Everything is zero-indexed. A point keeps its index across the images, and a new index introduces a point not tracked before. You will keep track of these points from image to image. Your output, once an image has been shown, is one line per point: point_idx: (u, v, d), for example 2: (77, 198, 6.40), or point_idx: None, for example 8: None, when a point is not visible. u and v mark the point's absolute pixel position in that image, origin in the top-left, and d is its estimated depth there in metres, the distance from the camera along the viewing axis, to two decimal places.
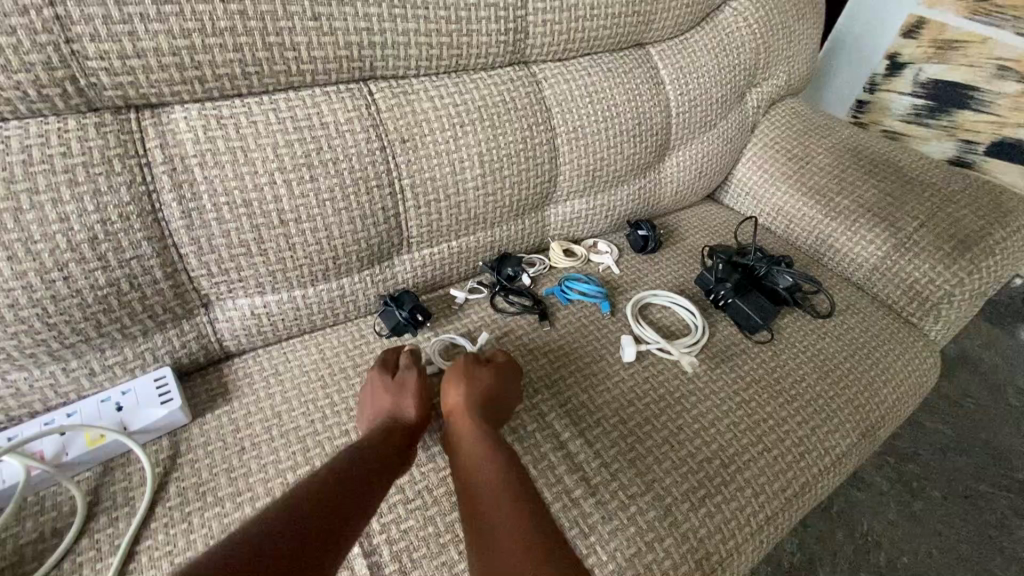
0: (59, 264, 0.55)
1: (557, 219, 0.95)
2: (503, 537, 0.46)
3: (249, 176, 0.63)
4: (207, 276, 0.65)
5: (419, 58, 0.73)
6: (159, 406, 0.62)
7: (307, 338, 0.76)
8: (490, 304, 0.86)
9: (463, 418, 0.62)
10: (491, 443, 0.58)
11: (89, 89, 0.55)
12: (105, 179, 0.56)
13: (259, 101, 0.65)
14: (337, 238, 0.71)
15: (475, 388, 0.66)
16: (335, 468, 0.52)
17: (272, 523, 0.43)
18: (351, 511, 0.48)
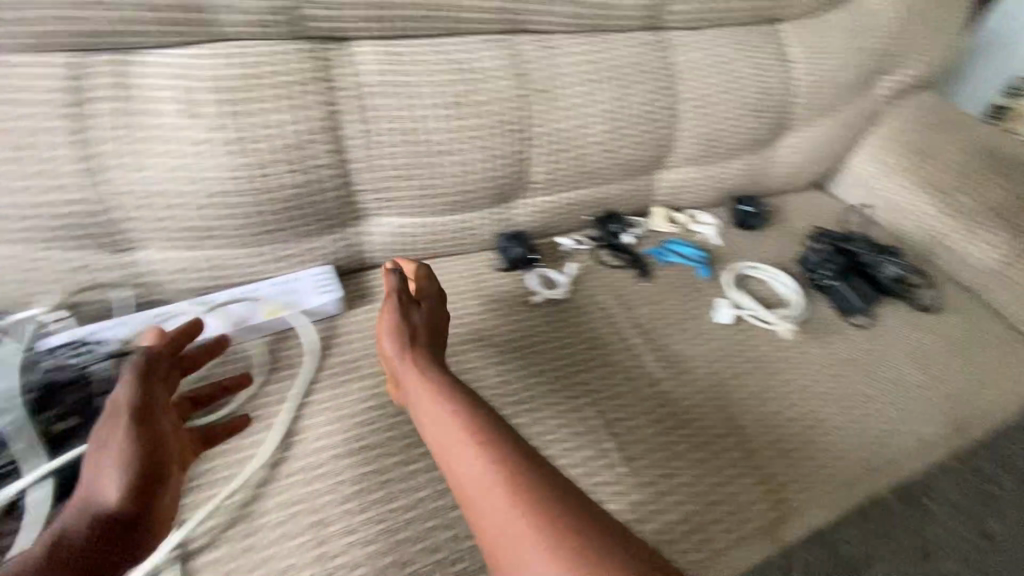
0: (266, 164, 0.66)
1: (663, 184, 0.98)
2: (501, 512, 0.42)
3: (414, 109, 0.73)
4: (367, 193, 0.75)
5: (567, 15, 0.78)
6: (323, 295, 0.74)
7: (433, 261, 0.86)
8: (594, 257, 0.91)
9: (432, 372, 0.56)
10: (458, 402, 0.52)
11: (301, 20, 0.65)
12: (306, 97, 0.67)
13: (428, 42, 0.73)
14: (475, 174, 0.79)
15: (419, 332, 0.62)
16: (123, 454, 0.47)
17: (50, 546, 0.42)
18: (123, 532, 0.45)
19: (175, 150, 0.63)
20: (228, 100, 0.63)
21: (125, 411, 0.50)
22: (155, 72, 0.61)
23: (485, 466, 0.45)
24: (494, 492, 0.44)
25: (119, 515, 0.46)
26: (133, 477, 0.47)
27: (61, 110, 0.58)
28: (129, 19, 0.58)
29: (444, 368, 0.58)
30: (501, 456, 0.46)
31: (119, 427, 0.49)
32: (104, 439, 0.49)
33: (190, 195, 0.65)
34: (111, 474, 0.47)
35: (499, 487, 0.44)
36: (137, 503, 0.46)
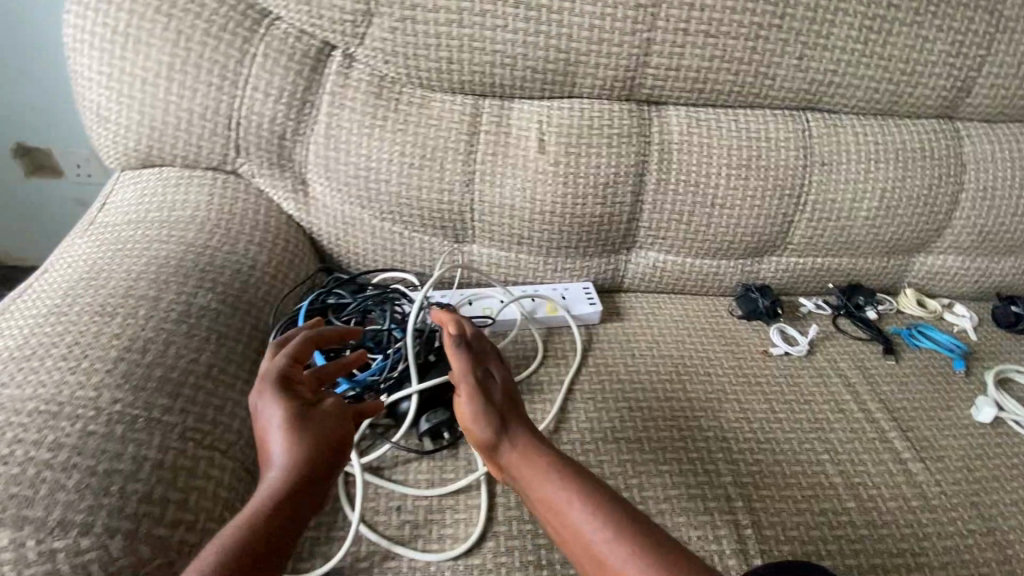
0: (583, 194, 0.83)
1: (918, 267, 0.98)
2: (592, 546, 0.51)
3: (705, 165, 0.84)
4: (644, 228, 0.88)
5: (861, 100, 0.85)
6: (588, 305, 0.88)
7: (676, 296, 0.96)
8: (834, 323, 0.94)
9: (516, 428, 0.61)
10: (530, 450, 0.59)
11: (636, 87, 0.81)
12: (625, 146, 0.82)
13: (727, 111, 0.85)
14: (741, 227, 0.88)
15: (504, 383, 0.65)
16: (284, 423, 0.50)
17: (268, 496, 0.46)
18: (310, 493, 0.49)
19: (524, 174, 0.81)
20: (569, 141, 0.81)
21: (281, 395, 0.52)
22: (525, 116, 0.81)
23: (568, 503, 0.54)
24: (586, 529, 0.52)
25: (306, 479, 0.48)
26: (314, 441, 0.50)
27: (460, 136, 0.80)
28: (522, 76, 0.79)
29: (545, 442, 0.60)
30: (566, 495, 0.54)
31: (290, 404, 0.52)
32: (269, 417, 0.51)
33: (523, 209, 0.83)
34: (276, 459, 0.48)
35: (584, 524, 0.52)
36: (325, 471, 0.50)
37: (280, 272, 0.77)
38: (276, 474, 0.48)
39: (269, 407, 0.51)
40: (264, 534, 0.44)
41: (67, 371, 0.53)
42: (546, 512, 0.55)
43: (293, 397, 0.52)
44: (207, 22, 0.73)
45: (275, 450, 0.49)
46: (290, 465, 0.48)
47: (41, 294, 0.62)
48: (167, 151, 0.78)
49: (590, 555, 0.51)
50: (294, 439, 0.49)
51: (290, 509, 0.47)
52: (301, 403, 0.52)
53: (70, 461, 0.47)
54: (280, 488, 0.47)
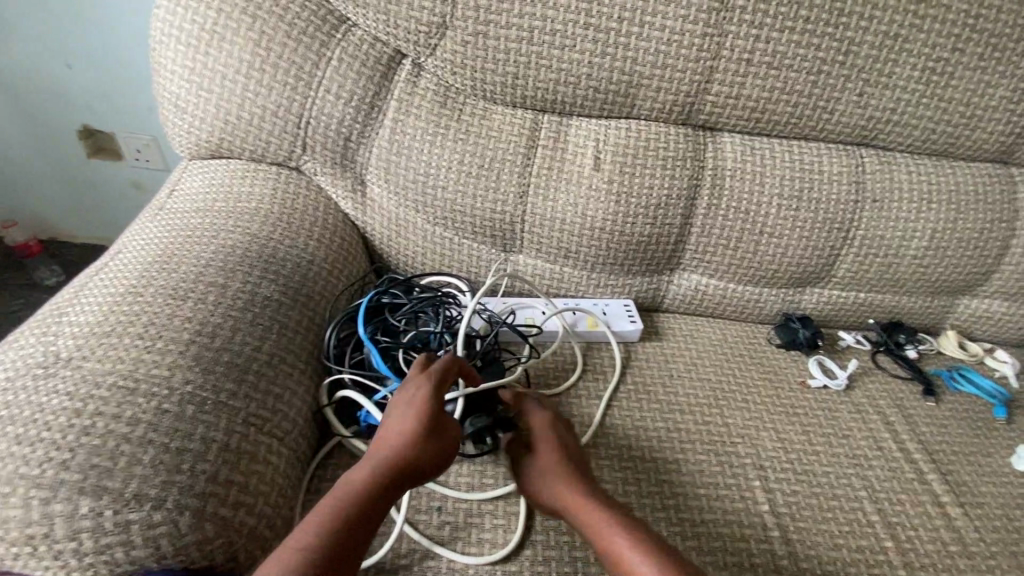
0: (634, 213, 0.84)
1: (962, 309, 0.98)
2: (621, 546, 0.52)
3: (757, 194, 0.85)
4: (691, 251, 0.89)
5: (916, 139, 0.86)
6: (629, 323, 0.88)
7: (714, 320, 0.96)
8: (872, 359, 0.93)
9: (546, 447, 0.63)
10: (563, 466, 0.60)
11: (695, 112, 0.83)
12: (679, 168, 0.83)
13: (780, 142, 0.87)
14: (787, 256, 0.89)
15: (549, 412, 0.67)
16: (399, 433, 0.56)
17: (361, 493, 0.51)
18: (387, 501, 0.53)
19: (578, 190, 0.83)
20: (624, 160, 0.82)
21: (412, 409, 0.58)
22: (582, 134, 0.83)
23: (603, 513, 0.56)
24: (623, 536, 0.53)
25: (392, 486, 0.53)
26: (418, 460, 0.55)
27: (518, 148, 0.82)
28: (584, 95, 0.80)
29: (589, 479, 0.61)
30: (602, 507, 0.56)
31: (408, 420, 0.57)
32: (395, 426, 0.57)
33: (573, 223, 0.84)
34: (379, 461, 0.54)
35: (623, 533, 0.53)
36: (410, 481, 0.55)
37: (336, 269, 0.79)
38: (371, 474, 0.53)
39: (400, 416, 0.58)
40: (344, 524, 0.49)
41: (144, 349, 0.55)
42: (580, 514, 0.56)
43: (417, 413, 0.57)
44: (288, 25, 0.76)
45: (386, 453, 0.55)
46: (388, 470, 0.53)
47: (117, 274, 0.65)
48: (237, 144, 0.81)
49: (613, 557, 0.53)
50: (408, 452, 0.55)
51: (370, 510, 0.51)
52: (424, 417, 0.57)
53: (146, 436, 0.49)
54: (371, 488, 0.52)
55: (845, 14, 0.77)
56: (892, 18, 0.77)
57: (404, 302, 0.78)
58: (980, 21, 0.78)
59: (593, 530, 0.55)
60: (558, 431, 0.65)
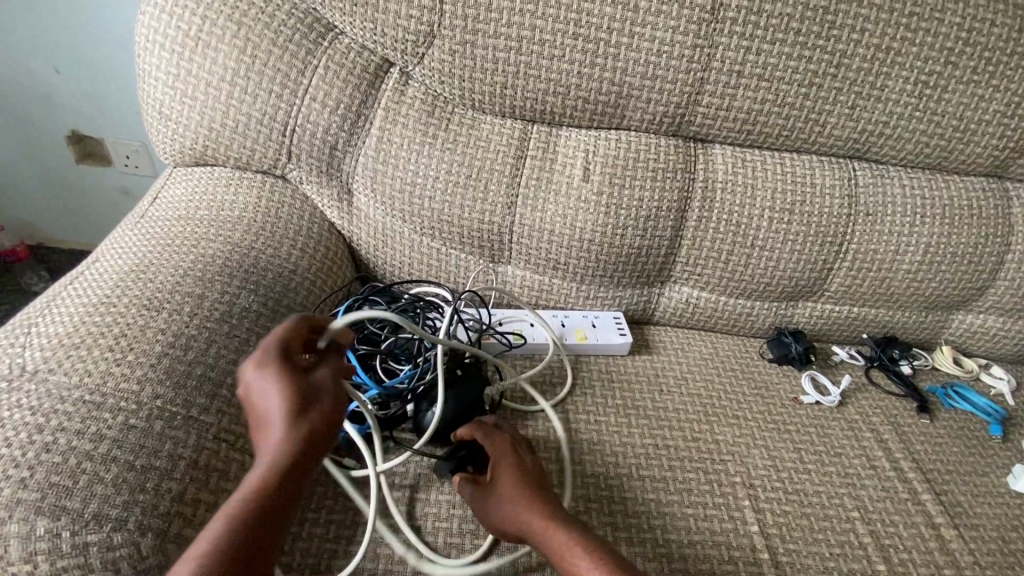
0: (624, 225, 0.82)
1: (956, 325, 0.96)
2: (581, 568, 0.50)
3: (749, 207, 0.84)
4: (682, 264, 0.88)
5: (910, 152, 0.85)
6: (618, 336, 0.87)
7: (704, 334, 0.95)
8: (866, 374, 0.92)
9: (504, 472, 0.60)
10: (523, 490, 0.58)
11: (686, 124, 0.82)
12: (669, 180, 0.82)
13: (771, 154, 0.86)
14: (779, 270, 0.88)
15: (508, 436, 0.64)
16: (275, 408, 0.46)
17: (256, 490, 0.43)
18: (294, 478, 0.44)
19: (567, 201, 0.81)
20: (614, 171, 0.81)
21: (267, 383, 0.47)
22: (572, 145, 0.82)
23: (566, 531, 0.54)
24: (582, 555, 0.51)
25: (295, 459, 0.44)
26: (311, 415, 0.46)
27: (507, 159, 0.81)
28: (574, 106, 0.80)
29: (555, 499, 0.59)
30: (570, 527, 0.54)
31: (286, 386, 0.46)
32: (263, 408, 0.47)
33: (562, 234, 0.83)
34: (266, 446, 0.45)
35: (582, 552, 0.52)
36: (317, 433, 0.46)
37: (319, 279, 0.78)
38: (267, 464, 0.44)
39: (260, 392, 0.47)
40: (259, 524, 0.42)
41: (114, 362, 0.54)
42: (541, 537, 0.55)
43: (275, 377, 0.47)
44: (274, 32, 0.75)
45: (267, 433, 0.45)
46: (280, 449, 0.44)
47: (91, 283, 0.64)
48: (221, 151, 0.80)
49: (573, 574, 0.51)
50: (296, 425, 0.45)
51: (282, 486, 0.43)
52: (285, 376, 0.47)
53: (110, 453, 0.47)
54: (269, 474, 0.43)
55: (837, 26, 0.76)
56: (884, 31, 0.77)
57: (384, 309, 0.76)
58: (973, 34, 0.78)
59: (554, 550, 0.53)
60: (516, 454, 0.62)
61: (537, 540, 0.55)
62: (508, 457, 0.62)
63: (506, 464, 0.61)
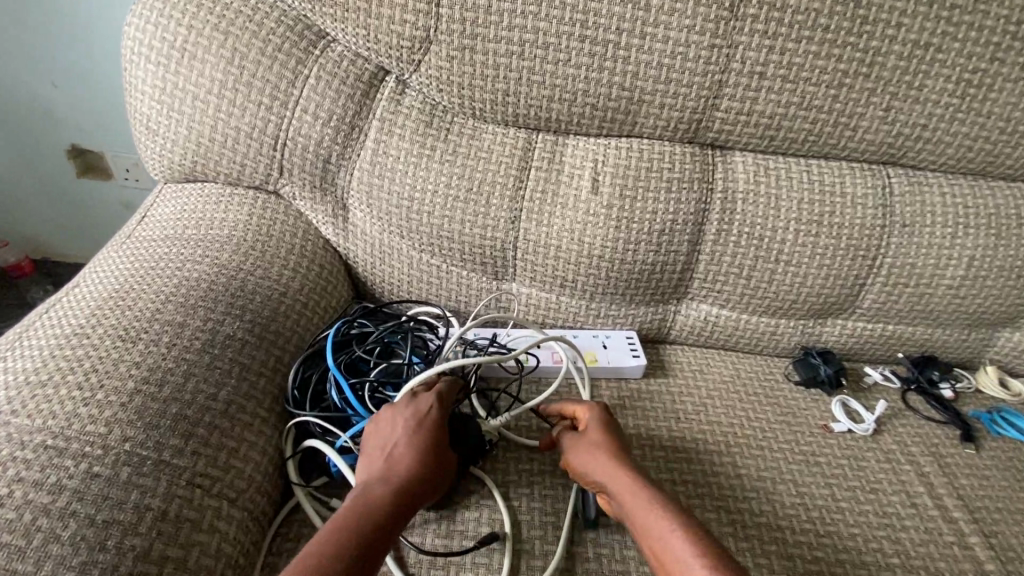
0: (636, 240, 0.77)
1: (1002, 343, 0.89)
2: (665, 549, 0.50)
3: (772, 219, 0.78)
4: (700, 280, 0.81)
5: (951, 157, 0.78)
6: (632, 358, 0.81)
7: (724, 354, 0.88)
8: (903, 399, 0.84)
9: (604, 447, 0.62)
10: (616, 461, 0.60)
11: (703, 131, 0.76)
12: (685, 192, 0.76)
13: (797, 161, 0.79)
14: (806, 286, 0.81)
15: (600, 420, 0.66)
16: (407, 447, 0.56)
17: (375, 506, 0.50)
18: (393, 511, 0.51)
19: (574, 215, 0.76)
20: (625, 182, 0.76)
21: (412, 431, 0.57)
22: (580, 154, 0.77)
23: (650, 513, 0.54)
24: (677, 540, 0.50)
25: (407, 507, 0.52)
26: (428, 473, 0.55)
27: (510, 171, 0.76)
28: (581, 113, 0.74)
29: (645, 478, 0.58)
30: (653, 505, 0.54)
31: (422, 441, 0.57)
32: (388, 447, 0.56)
33: (569, 250, 0.77)
34: (384, 478, 0.53)
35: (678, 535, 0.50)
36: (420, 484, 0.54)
37: (311, 301, 0.73)
38: (384, 495, 0.51)
39: (401, 438, 0.57)
40: (376, 528, 0.49)
41: (81, 403, 0.50)
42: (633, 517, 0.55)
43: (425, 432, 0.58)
44: (262, 41, 0.71)
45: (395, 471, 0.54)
46: (397, 486, 0.53)
47: (68, 313, 0.60)
48: (211, 167, 0.77)
49: (663, 557, 0.50)
50: (415, 470, 0.55)
51: (387, 524, 0.49)
52: (430, 432, 0.58)
53: (68, 508, 0.44)
54: (382, 511, 0.50)
55: (869, 21, 0.69)
56: (923, 25, 0.70)
57: (371, 331, 0.71)
58: None
59: (641, 531, 0.53)
60: (611, 430, 0.65)
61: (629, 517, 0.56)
62: (602, 437, 0.63)
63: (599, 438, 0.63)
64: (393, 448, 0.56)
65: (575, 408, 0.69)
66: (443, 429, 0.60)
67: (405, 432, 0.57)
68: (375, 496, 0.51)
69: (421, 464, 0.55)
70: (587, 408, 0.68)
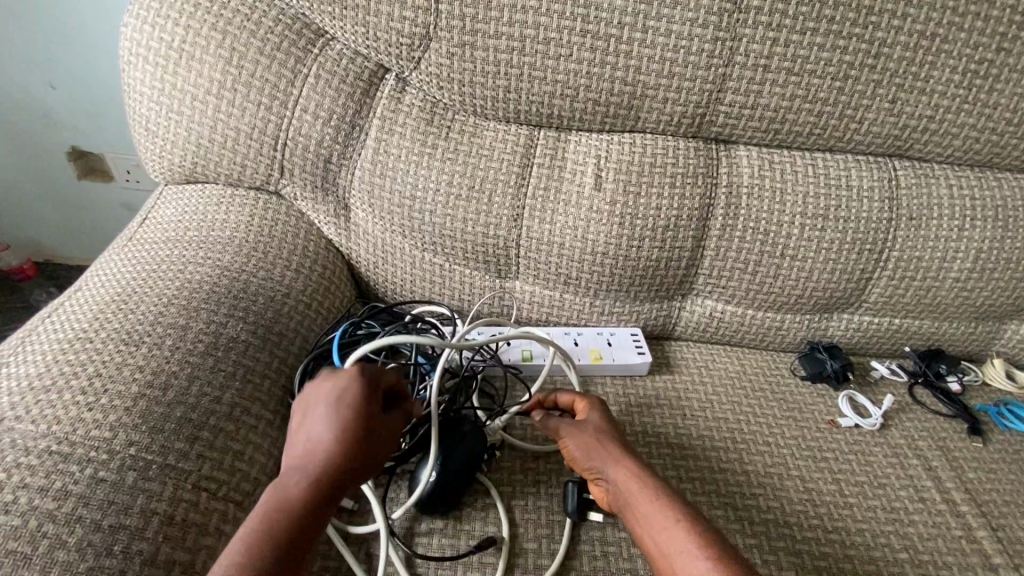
0: (639, 236, 0.76)
1: (1009, 336, 0.88)
2: (673, 546, 0.51)
3: (777, 213, 0.77)
4: (705, 276, 0.81)
5: (958, 149, 0.77)
6: (637, 355, 0.81)
7: (730, 349, 0.88)
8: (910, 393, 0.84)
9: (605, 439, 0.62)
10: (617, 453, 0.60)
11: (707, 125, 0.75)
12: (689, 187, 0.75)
13: (802, 155, 0.79)
14: (812, 280, 0.80)
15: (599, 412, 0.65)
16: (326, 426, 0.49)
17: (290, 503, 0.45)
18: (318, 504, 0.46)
19: (577, 212, 0.75)
20: (628, 178, 0.75)
21: (329, 407, 0.49)
22: (582, 150, 0.76)
23: (655, 508, 0.54)
24: (686, 537, 0.51)
25: (331, 498, 0.47)
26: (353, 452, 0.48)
27: (512, 168, 0.75)
28: (583, 108, 0.73)
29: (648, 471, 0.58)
30: (658, 500, 0.54)
31: (341, 417, 0.49)
32: (310, 429, 0.50)
33: (573, 248, 0.77)
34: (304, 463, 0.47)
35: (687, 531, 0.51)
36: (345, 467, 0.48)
37: (315, 302, 0.73)
38: (302, 485, 0.46)
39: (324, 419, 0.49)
40: (293, 530, 0.44)
41: (85, 407, 0.50)
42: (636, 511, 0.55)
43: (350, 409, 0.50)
44: (261, 40, 0.70)
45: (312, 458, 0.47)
46: (314, 476, 0.46)
47: (69, 317, 0.60)
48: (211, 168, 0.76)
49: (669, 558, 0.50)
50: (336, 453, 0.48)
51: (305, 523, 0.45)
52: (348, 405, 0.50)
53: (73, 514, 0.44)
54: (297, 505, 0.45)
55: (875, 12, 0.68)
56: (928, 15, 0.69)
57: (377, 331, 0.70)
58: None
59: (644, 525, 0.54)
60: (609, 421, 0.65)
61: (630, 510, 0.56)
62: (603, 430, 0.63)
63: (601, 430, 0.63)
64: (312, 430, 0.49)
65: (574, 399, 0.68)
66: (368, 397, 0.51)
67: (325, 410, 0.50)
68: (292, 489, 0.46)
69: (341, 443, 0.48)
70: (585, 399, 0.67)
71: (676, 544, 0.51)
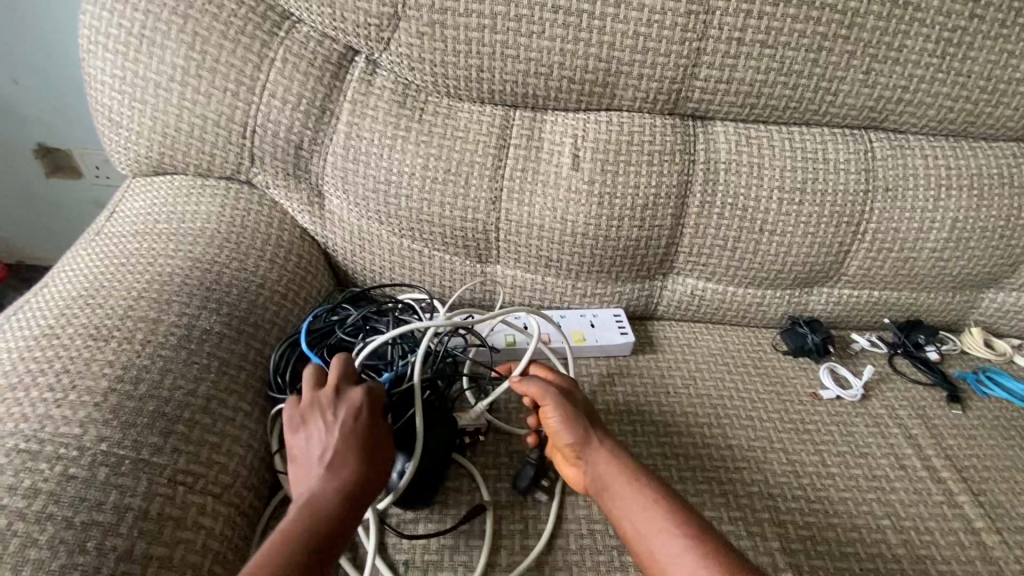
0: (619, 215, 0.75)
1: (986, 305, 0.89)
2: (658, 526, 0.51)
3: (755, 189, 0.77)
4: (685, 254, 0.81)
5: (932, 118, 0.77)
6: (619, 335, 0.81)
7: (711, 327, 0.88)
8: (890, 364, 0.85)
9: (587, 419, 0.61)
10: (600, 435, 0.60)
11: (683, 101, 0.74)
12: (667, 165, 0.75)
13: (778, 129, 0.78)
14: (791, 255, 0.80)
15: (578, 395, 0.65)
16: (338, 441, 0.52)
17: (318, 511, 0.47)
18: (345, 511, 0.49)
19: (556, 193, 0.75)
20: (606, 157, 0.74)
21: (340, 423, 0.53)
22: (558, 130, 0.75)
23: (641, 490, 0.54)
24: (672, 517, 0.51)
25: (354, 505, 0.49)
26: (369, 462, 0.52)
27: (488, 149, 0.74)
28: (558, 87, 0.72)
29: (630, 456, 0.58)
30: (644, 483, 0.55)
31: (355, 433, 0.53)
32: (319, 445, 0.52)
33: (552, 229, 0.76)
34: (324, 476, 0.50)
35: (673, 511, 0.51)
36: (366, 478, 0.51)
37: (291, 292, 0.72)
38: (331, 493, 0.49)
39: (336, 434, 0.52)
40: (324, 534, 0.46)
41: (54, 404, 0.49)
42: (618, 493, 0.55)
43: (360, 430, 0.53)
44: (224, 24, 0.68)
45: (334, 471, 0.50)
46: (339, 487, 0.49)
47: (35, 315, 0.58)
48: (179, 159, 0.74)
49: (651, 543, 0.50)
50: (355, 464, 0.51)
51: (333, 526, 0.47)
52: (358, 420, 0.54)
53: (44, 511, 0.43)
54: (324, 517, 0.47)
55: None
56: None
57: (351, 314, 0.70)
58: None
59: (628, 507, 0.53)
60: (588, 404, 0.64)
61: (612, 492, 0.55)
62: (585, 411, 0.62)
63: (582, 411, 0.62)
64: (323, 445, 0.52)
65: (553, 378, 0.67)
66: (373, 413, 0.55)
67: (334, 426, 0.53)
68: (316, 500, 0.48)
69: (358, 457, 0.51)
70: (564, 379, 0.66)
71: (662, 524, 0.51)
